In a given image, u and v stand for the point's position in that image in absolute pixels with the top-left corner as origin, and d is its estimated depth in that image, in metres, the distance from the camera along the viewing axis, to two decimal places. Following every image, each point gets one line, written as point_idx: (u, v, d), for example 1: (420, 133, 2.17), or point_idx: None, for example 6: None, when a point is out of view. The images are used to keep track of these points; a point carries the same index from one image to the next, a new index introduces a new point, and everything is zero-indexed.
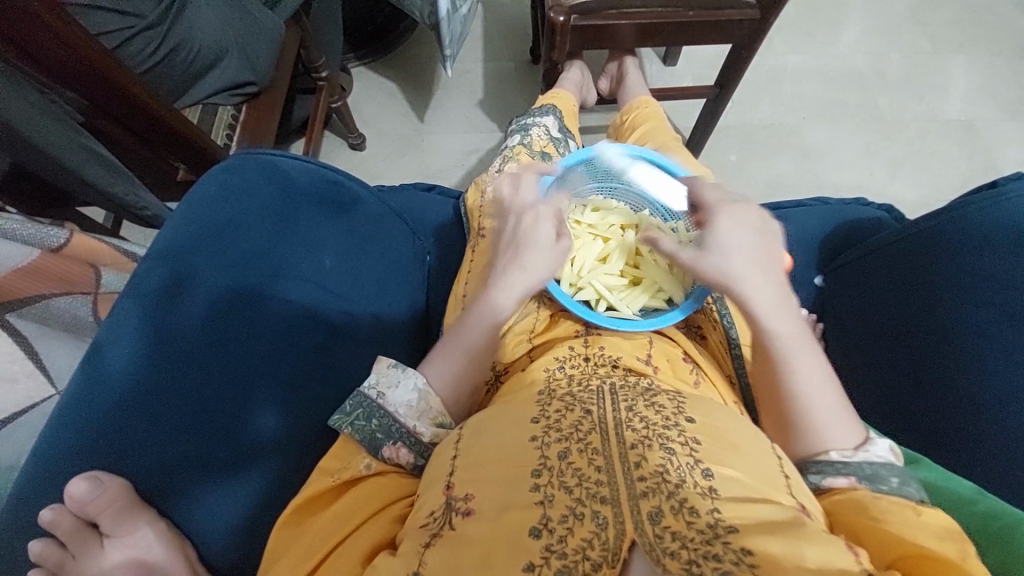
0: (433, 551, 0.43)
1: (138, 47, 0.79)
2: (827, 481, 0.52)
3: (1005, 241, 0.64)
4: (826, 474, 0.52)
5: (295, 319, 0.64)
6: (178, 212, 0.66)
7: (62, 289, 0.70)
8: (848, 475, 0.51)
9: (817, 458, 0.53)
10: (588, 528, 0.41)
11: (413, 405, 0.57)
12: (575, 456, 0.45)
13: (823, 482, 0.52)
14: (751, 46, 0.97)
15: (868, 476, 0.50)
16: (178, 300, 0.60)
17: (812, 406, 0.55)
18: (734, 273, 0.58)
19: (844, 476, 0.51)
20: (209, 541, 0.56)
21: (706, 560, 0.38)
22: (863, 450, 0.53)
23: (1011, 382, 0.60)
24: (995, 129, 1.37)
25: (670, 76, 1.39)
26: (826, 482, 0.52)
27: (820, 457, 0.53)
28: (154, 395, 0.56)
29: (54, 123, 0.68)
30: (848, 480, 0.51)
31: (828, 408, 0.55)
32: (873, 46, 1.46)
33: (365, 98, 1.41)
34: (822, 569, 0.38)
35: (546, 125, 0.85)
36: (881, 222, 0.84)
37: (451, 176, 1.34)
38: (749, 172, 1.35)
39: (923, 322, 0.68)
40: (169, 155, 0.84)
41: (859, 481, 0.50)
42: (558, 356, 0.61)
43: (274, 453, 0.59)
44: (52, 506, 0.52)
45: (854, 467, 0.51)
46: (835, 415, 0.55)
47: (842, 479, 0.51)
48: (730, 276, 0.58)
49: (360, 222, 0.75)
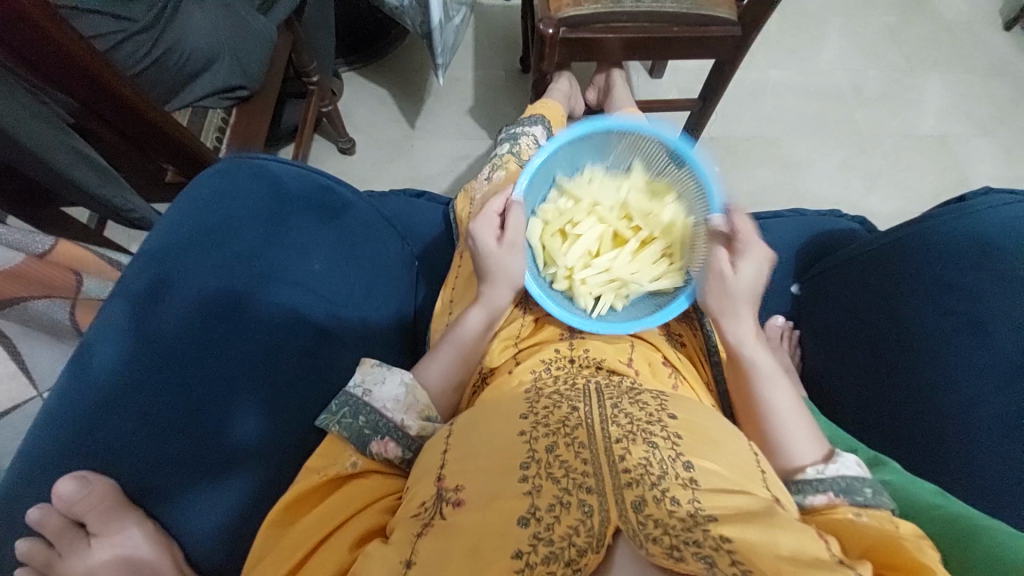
0: (426, 540, 0.44)
1: (128, 51, 0.81)
2: (808, 500, 0.53)
3: (966, 253, 0.69)
4: (807, 493, 0.53)
5: (284, 323, 0.65)
6: (170, 213, 0.67)
7: (41, 291, 0.69)
8: (826, 491, 0.53)
9: (797, 478, 0.54)
10: (574, 516, 0.42)
11: (400, 399, 0.59)
12: (562, 449, 0.47)
13: (805, 500, 0.53)
14: (733, 62, 1.00)
15: (844, 490, 0.53)
16: (167, 300, 0.61)
17: (785, 421, 0.58)
18: (737, 298, 0.63)
19: (823, 493, 0.53)
20: (195, 541, 0.56)
21: (686, 544, 0.39)
22: (835, 463, 0.55)
23: (974, 386, 0.63)
24: (966, 145, 1.44)
25: (656, 88, 1.43)
26: (807, 501, 0.53)
27: (798, 477, 0.55)
28: (140, 394, 0.56)
29: (42, 124, 0.69)
30: (827, 496, 0.53)
31: (798, 421, 0.58)
32: (851, 63, 1.52)
33: (356, 104, 1.42)
34: (796, 556, 0.39)
35: (535, 135, 0.87)
36: (854, 234, 0.88)
37: (440, 183, 1.36)
38: (731, 183, 1.39)
39: (890, 331, 0.72)
40: (159, 157, 0.84)
41: (836, 496, 0.52)
42: (545, 358, 0.63)
43: (258, 456, 0.59)
44: (39, 505, 0.53)
45: (829, 482, 0.53)
46: (806, 430, 0.58)
47: (821, 496, 0.53)
48: (727, 308, 0.63)
49: (350, 227, 0.76)
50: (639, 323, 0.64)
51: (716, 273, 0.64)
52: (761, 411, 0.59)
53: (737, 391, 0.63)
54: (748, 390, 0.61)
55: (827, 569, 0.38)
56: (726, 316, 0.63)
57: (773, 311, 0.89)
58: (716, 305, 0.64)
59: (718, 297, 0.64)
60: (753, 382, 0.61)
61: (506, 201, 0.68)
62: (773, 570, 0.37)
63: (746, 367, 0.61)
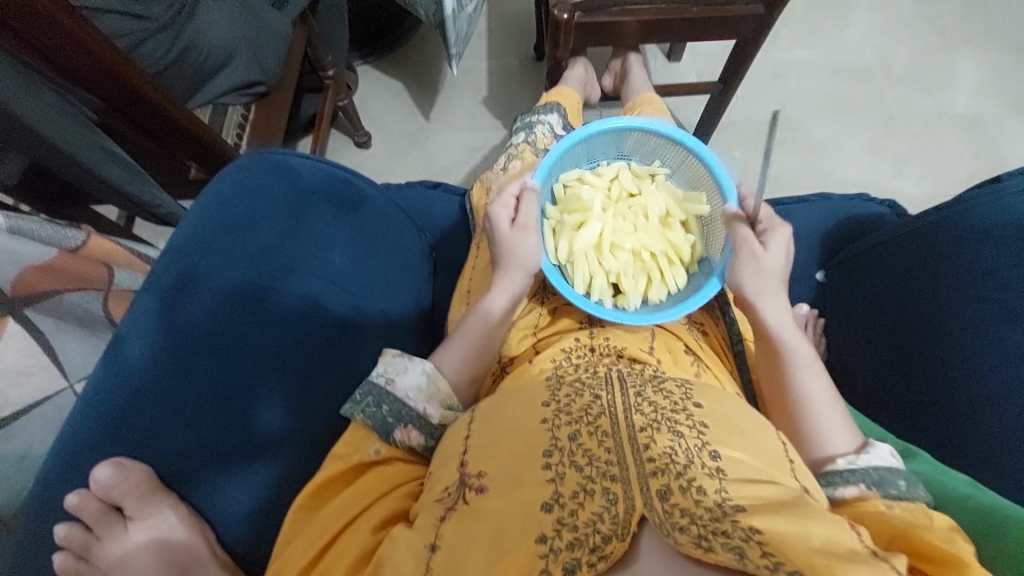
0: (450, 524, 0.45)
1: (149, 51, 0.82)
2: (838, 492, 0.51)
3: (1006, 238, 0.65)
4: (836, 485, 0.52)
5: (303, 315, 0.65)
6: (194, 208, 0.69)
7: (76, 285, 0.72)
8: (857, 483, 0.51)
9: (825, 470, 0.53)
10: (599, 503, 0.42)
11: (422, 388, 0.60)
12: (585, 437, 0.47)
13: (834, 492, 0.51)
14: (756, 41, 0.96)
15: (876, 482, 0.51)
16: (191, 294, 0.62)
17: (817, 411, 0.57)
18: (770, 280, 0.62)
19: (853, 484, 0.51)
20: (227, 524, 0.58)
21: (714, 535, 0.39)
22: (866, 454, 0.54)
23: (1010, 375, 0.60)
24: (1004, 124, 1.37)
25: (674, 72, 1.40)
26: (837, 493, 0.51)
27: (828, 469, 0.53)
28: (167, 384, 0.58)
29: (73, 124, 0.71)
30: (857, 488, 0.51)
31: (830, 411, 0.57)
32: (879, 40, 1.45)
33: (371, 97, 1.43)
34: (828, 546, 0.38)
35: (550, 123, 0.86)
36: (883, 219, 0.85)
37: (456, 174, 1.35)
38: (752, 168, 1.35)
39: (924, 320, 0.69)
40: (181, 155, 0.86)
41: (868, 487, 0.51)
42: (565, 347, 0.63)
43: (282, 445, 0.60)
44: (77, 492, 0.55)
45: (860, 473, 0.52)
46: (836, 414, 0.57)
47: (852, 488, 0.51)
48: (761, 294, 0.62)
49: (369, 219, 0.76)
50: (660, 314, 0.63)
51: (750, 255, 0.63)
52: (793, 395, 0.58)
53: (767, 379, 0.61)
54: (779, 375, 0.59)
55: (860, 562, 0.37)
56: (760, 302, 0.62)
57: (798, 299, 0.87)
58: (750, 289, 0.62)
59: (751, 280, 0.62)
60: (785, 372, 0.59)
61: (522, 185, 0.68)
62: (806, 563, 0.36)
63: (775, 351, 0.60)
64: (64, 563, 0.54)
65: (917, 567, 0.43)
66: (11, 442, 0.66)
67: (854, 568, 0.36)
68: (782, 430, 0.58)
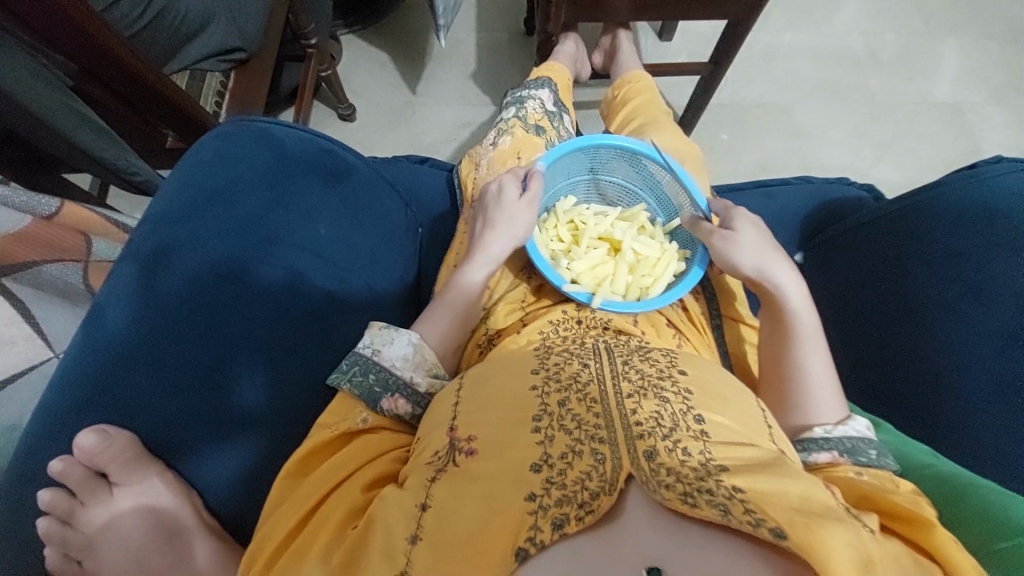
0: (440, 484, 0.46)
1: (123, 12, 0.78)
2: (813, 457, 0.55)
3: (975, 221, 0.68)
4: (812, 450, 0.55)
5: (290, 287, 0.65)
6: (174, 177, 0.67)
7: (53, 255, 0.70)
8: (831, 450, 0.54)
9: (803, 437, 0.56)
10: (587, 463, 0.44)
11: (409, 357, 0.60)
12: (574, 403, 0.48)
13: (809, 457, 0.55)
14: (746, 22, 0.96)
15: (849, 449, 0.54)
16: (171, 262, 0.61)
17: (812, 380, 0.58)
18: (752, 251, 0.63)
19: (827, 451, 0.54)
20: (214, 490, 0.58)
21: (699, 492, 0.40)
22: (844, 424, 0.56)
23: (974, 350, 0.64)
24: (983, 113, 1.40)
25: (664, 51, 1.39)
26: (812, 458, 0.54)
27: (804, 436, 0.56)
28: (150, 352, 0.57)
29: (44, 87, 0.67)
30: (830, 454, 0.54)
31: (823, 380, 0.59)
32: (868, 26, 1.47)
33: (357, 67, 1.38)
34: (803, 503, 0.40)
35: (541, 98, 0.85)
36: (862, 202, 0.87)
37: (443, 150, 1.33)
38: (739, 152, 1.36)
39: (897, 299, 0.71)
40: (157, 122, 0.83)
41: (840, 454, 0.54)
42: (553, 319, 0.64)
43: (267, 414, 0.60)
44: (61, 457, 0.54)
45: (835, 441, 0.55)
46: (830, 388, 0.58)
47: (825, 454, 0.54)
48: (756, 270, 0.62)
49: (354, 191, 0.75)
50: (643, 303, 0.64)
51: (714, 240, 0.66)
52: (787, 366, 0.59)
53: (767, 348, 0.62)
54: (777, 346, 0.61)
55: (834, 519, 0.39)
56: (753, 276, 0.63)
57: None
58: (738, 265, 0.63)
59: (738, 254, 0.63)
60: (782, 345, 0.60)
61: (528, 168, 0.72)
62: (785, 519, 0.38)
63: (778, 322, 0.61)
64: (47, 528, 0.54)
65: (887, 525, 0.46)
66: None
67: (829, 524, 0.38)
68: (776, 403, 0.60)
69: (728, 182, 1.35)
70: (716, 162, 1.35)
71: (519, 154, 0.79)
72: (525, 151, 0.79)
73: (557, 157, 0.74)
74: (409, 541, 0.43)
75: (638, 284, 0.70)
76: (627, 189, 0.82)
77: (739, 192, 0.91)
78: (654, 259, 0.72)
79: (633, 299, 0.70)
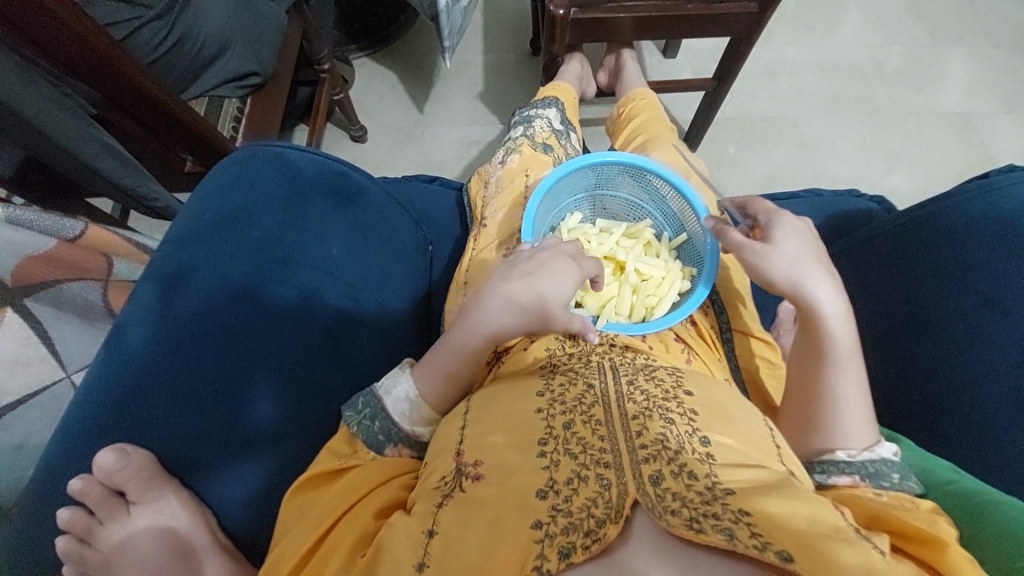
0: (447, 509, 0.46)
1: (145, 39, 0.83)
2: (831, 480, 0.54)
3: (987, 231, 0.68)
4: (831, 473, 0.55)
5: (301, 307, 0.66)
6: (191, 202, 0.70)
7: (75, 274, 0.72)
8: (851, 474, 0.54)
9: (823, 459, 0.56)
10: (593, 488, 0.43)
11: (407, 413, 0.59)
12: (579, 427, 0.49)
13: (827, 480, 0.55)
14: (749, 39, 0.97)
15: (870, 474, 0.54)
16: (186, 285, 0.63)
17: (844, 403, 0.56)
18: (795, 267, 0.58)
19: (847, 474, 0.54)
20: (227, 510, 0.59)
21: (705, 518, 0.40)
22: (871, 450, 0.56)
23: (989, 363, 0.62)
24: (992, 122, 1.39)
25: (669, 68, 1.41)
26: (830, 480, 0.55)
27: (825, 457, 0.56)
28: (166, 373, 0.58)
29: (71, 117, 0.70)
30: (851, 478, 0.54)
31: (854, 404, 0.57)
32: (872, 39, 1.47)
33: (368, 90, 1.43)
34: (812, 524, 0.39)
35: (549, 117, 0.87)
36: (871, 214, 0.87)
37: (452, 168, 1.35)
38: (747, 165, 1.37)
39: (910, 312, 0.71)
40: (175, 147, 0.86)
41: (861, 478, 0.54)
42: (559, 336, 0.64)
43: (279, 433, 0.61)
44: (80, 476, 0.56)
45: (857, 466, 0.54)
46: (860, 413, 0.57)
47: (845, 477, 0.54)
48: (796, 287, 0.58)
49: (365, 212, 0.77)
50: (655, 324, 0.65)
51: (746, 254, 0.61)
52: (818, 388, 0.57)
53: (799, 366, 0.59)
54: (811, 365, 0.58)
55: (845, 541, 0.38)
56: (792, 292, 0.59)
57: None
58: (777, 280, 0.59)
59: (777, 269, 0.59)
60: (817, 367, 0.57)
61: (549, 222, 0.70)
62: (793, 543, 0.38)
63: (817, 343, 0.58)
64: (65, 546, 0.55)
65: (899, 546, 0.45)
66: (8, 431, 0.65)
67: (839, 547, 0.38)
68: (797, 424, 0.59)
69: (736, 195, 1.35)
70: (723, 176, 1.36)
71: (527, 172, 0.80)
72: (534, 169, 0.81)
73: (561, 176, 0.75)
74: (415, 568, 0.43)
75: (641, 306, 0.71)
76: (631, 204, 0.83)
77: None
78: (657, 279, 0.73)
79: (638, 319, 0.71)
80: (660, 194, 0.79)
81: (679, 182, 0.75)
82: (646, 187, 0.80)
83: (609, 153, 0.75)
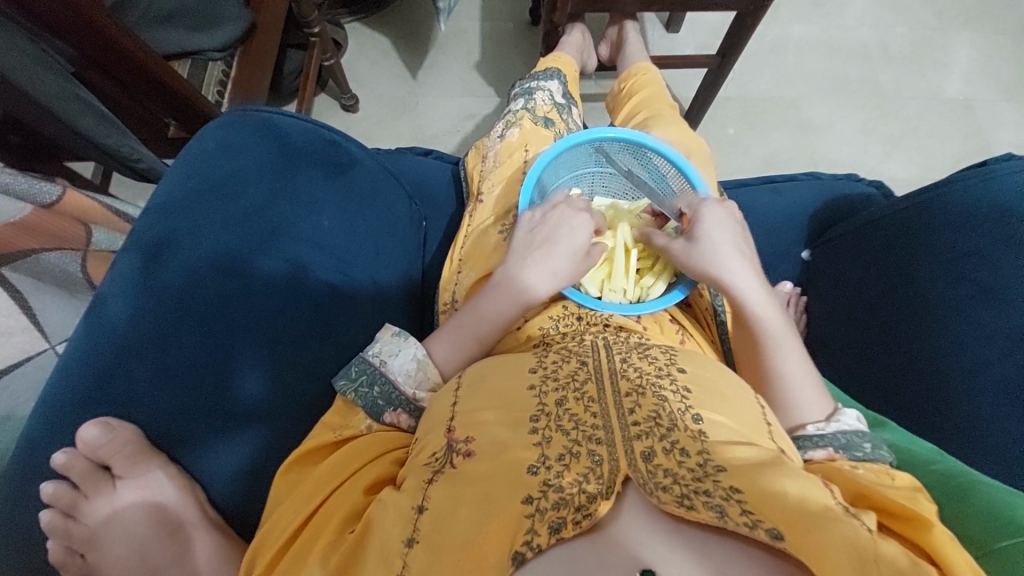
0: (438, 486, 0.45)
1: None
2: (808, 455, 0.54)
3: (988, 217, 0.67)
4: (807, 448, 0.54)
5: (290, 280, 0.64)
6: (174, 169, 0.67)
7: (52, 244, 0.69)
8: (826, 446, 0.54)
9: (797, 435, 0.56)
10: (584, 464, 0.43)
11: (411, 373, 0.59)
12: (571, 403, 0.48)
13: (805, 455, 0.54)
14: (756, 15, 0.94)
15: (843, 445, 0.54)
16: (171, 255, 0.61)
17: (790, 386, 0.58)
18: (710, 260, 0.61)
19: (822, 448, 0.54)
20: (216, 484, 0.58)
21: (696, 494, 0.40)
22: (835, 420, 0.56)
23: (979, 351, 0.63)
24: (993, 109, 1.38)
25: (672, 43, 1.37)
26: (807, 456, 0.54)
27: (797, 433, 0.56)
28: (152, 346, 0.57)
29: (47, 73, 0.66)
30: (825, 451, 0.54)
31: (805, 386, 0.58)
32: (879, 19, 1.44)
33: (360, 56, 1.37)
34: (802, 500, 0.40)
35: (550, 90, 0.84)
36: (870, 199, 0.86)
37: (447, 142, 1.32)
38: (746, 147, 1.35)
39: (903, 299, 0.71)
40: (159, 111, 0.82)
41: (835, 450, 0.53)
42: (553, 315, 0.63)
43: (267, 408, 0.60)
44: (63, 450, 0.55)
45: (829, 438, 0.54)
46: (813, 394, 0.57)
47: (821, 451, 0.54)
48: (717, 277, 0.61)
49: (358, 184, 0.74)
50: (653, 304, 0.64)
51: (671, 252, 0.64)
52: (764, 371, 0.59)
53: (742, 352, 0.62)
54: (754, 350, 0.60)
55: (832, 519, 0.39)
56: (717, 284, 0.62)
57: (781, 277, 0.88)
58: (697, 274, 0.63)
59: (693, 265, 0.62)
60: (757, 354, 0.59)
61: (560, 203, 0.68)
62: (782, 519, 0.39)
63: (753, 331, 0.60)
64: (51, 519, 0.54)
65: (885, 523, 0.46)
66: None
67: (826, 523, 0.38)
68: None
69: (733, 177, 1.33)
70: (723, 157, 1.34)
71: (526, 147, 0.78)
72: (533, 144, 0.78)
73: (561, 152, 0.73)
74: (405, 544, 0.43)
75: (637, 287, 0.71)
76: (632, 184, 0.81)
77: (744, 187, 0.91)
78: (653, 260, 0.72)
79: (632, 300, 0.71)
80: (661, 174, 0.77)
81: (680, 160, 0.73)
82: (646, 167, 0.78)
83: (610, 128, 0.74)
